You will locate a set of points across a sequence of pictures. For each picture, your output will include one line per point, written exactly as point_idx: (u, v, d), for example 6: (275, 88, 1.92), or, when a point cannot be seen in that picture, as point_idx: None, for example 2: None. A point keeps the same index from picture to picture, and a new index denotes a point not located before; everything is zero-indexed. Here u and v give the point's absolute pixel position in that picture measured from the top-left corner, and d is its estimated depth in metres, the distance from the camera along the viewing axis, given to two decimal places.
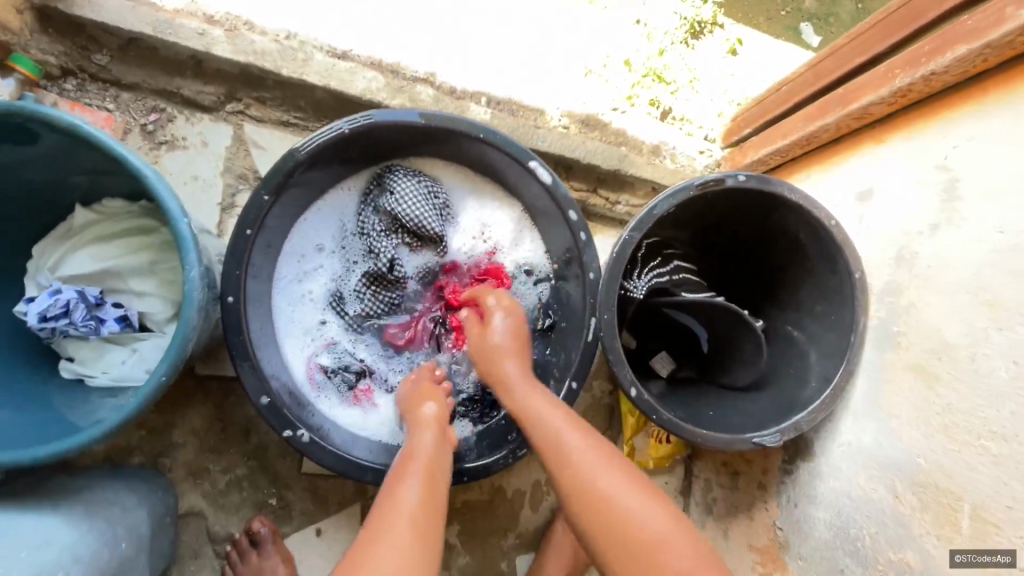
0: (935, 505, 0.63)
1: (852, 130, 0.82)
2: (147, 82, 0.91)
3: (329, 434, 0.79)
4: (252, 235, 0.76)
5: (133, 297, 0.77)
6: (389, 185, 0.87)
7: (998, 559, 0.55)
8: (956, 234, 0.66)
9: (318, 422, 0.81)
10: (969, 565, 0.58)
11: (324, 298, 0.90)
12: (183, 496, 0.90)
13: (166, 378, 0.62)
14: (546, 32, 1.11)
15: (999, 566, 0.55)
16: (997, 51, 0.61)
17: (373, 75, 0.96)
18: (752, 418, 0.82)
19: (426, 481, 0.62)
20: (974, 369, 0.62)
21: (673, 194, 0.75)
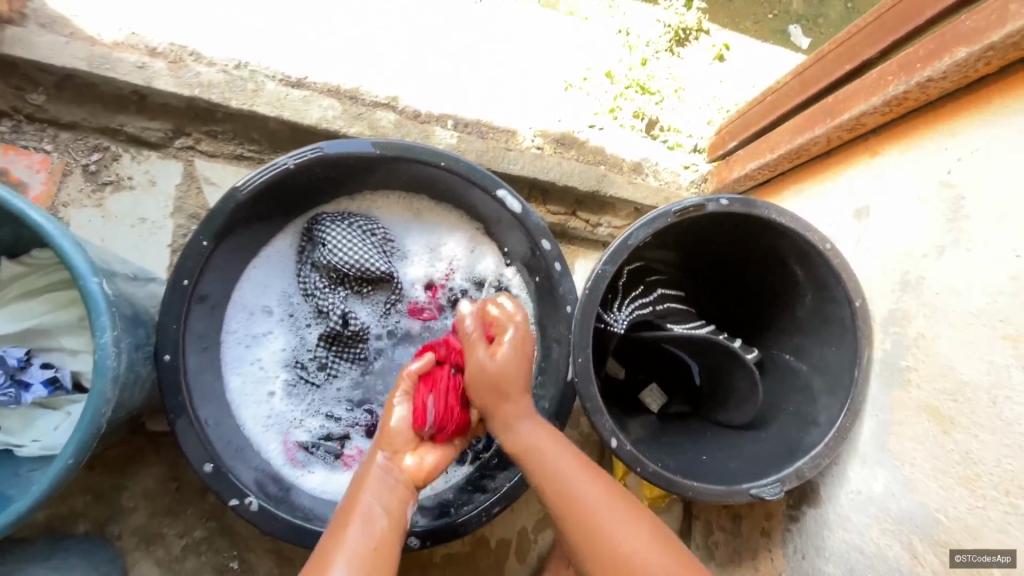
0: (956, 570, 0.55)
1: (848, 140, 0.75)
2: (87, 121, 0.85)
3: (306, 510, 0.72)
4: (190, 285, 0.69)
5: (65, 356, 0.70)
6: (321, 236, 0.80)
7: (998, 559, 0.52)
8: (966, 260, 0.59)
9: (308, 504, 0.73)
10: (969, 566, 0.54)
11: (278, 367, 0.81)
12: (135, 564, 0.83)
13: (75, 458, 0.55)
14: (517, 48, 1.05)
15: (999, 566, 0.51)
16: (1000, 54, 0.54)
17: (328, 103, 0.90)
18: (749, 465, 0.74)
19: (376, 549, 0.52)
20: (995, 414, 0.54)
21: (649, 222, 0.68)
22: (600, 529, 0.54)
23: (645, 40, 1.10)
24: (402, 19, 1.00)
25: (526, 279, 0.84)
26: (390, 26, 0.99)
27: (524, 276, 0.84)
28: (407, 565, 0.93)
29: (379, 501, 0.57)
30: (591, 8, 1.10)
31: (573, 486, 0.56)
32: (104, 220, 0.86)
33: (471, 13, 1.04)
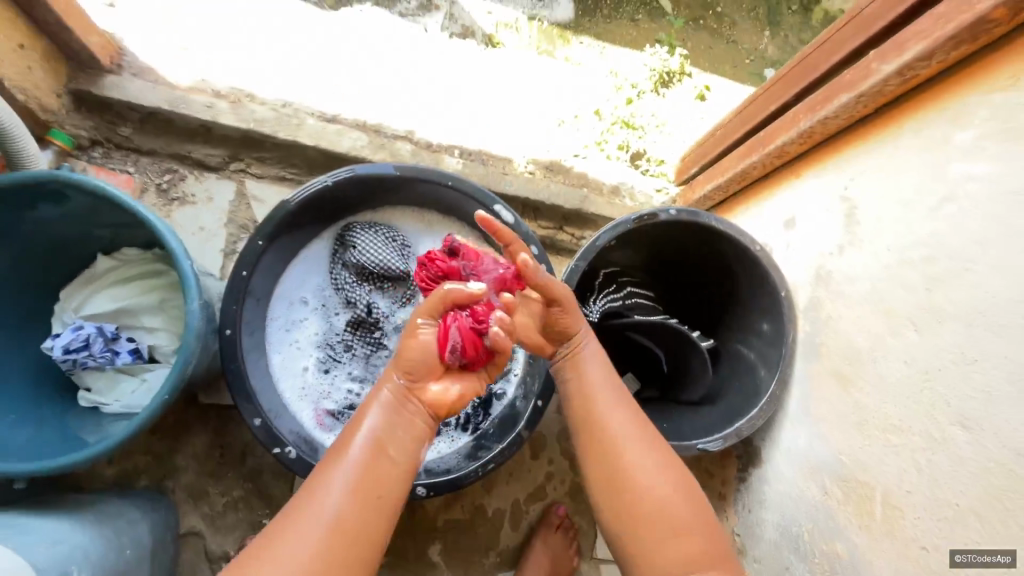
0: (954, 571, 0.56)
1: (778, 166, 0.93)
2: (163, 148, 1.05)
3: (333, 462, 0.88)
4: (247, 275, 0.86)
5: (145, 333, 0.87)
6: (352, 240, 0.98)
7: (998, 559, 0.53)
8: (857, 254, 0.76)
9: None
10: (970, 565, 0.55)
11: (312, 347, 0.99)
12: (184, 517, 0.97)
13: (167, 395, 0.71)
14: (514, 91, 1.25)
15: (1000, 567, 0.52)
16: (871, 98, 0.72)
17: (356, 135, 1.09)
18: (700, 428, 0.89)
19: (364, 474, 0.58)
20: (877, 371, 0.70)
21: (613, 227, 0.86)
22: (596, 415, 0.71)
23: (632, 82, 1.30)
24: (420, 68, 1.21)
25: None
26: (410, 73, 1.20)
27: None
28: (414, 529, 1.06)
29: (378, 433, 0.61)
30: (582, 56, 1.31)
31: (591, 374, 0.75)
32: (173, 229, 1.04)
33: (477, 61, 1.25)
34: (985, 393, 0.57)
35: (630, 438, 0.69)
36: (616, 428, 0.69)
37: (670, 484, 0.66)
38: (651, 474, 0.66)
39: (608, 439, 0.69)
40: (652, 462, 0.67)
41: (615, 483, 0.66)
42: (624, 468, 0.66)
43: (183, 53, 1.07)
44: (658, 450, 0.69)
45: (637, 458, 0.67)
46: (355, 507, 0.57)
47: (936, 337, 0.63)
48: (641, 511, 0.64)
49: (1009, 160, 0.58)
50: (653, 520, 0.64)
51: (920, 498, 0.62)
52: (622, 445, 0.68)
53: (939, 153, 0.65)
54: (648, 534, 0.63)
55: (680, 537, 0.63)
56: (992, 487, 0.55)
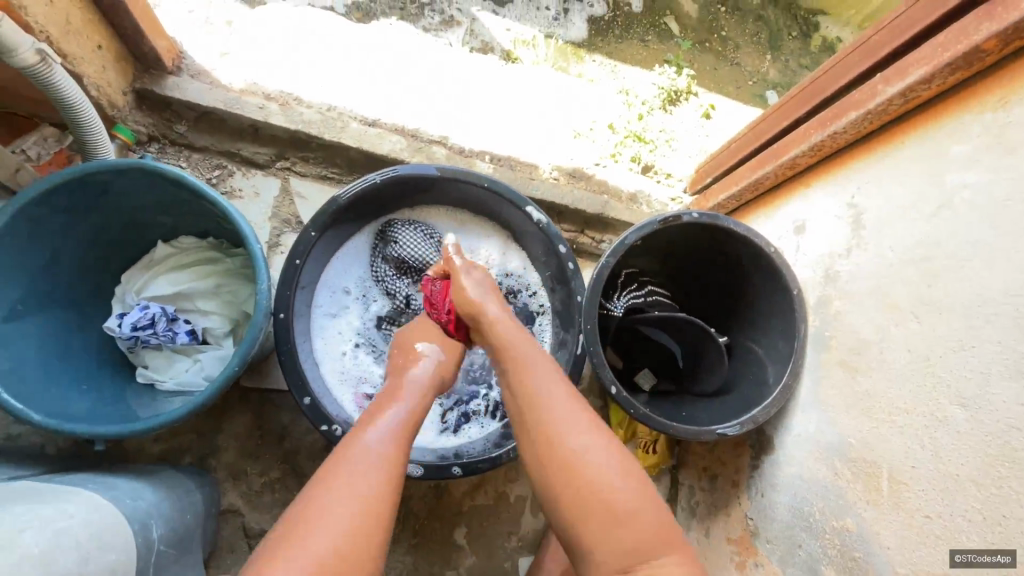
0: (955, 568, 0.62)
1: (789, 176, 1.01)
2: (214, 145, 1.12)
3: None
4: (300, 264, 0.93)
5: (199, 316, 0.93)
6: (393, 236, 1.05)
7: (998, 559, 0.58)
8: (863, 256, 0.83)
9: None
10: (970, 565, 0.60)
11: (352, 335, 1.05)
12: (224, 494, 1.02)
13: (237, 366, 0.78)
14: (537, 102, 1.34)
15: (999, 566, 0.58)
16: (876, 116, 0.81)
17: (396, 139, 1.17)
18: (717, 416, 0.96)
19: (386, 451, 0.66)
20: (881, 360, 0.77)
21: (640, 227, 0.93)
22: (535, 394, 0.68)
23: (642, 98, 1.39)
24: (452, 79, 1.29)
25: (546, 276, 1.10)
26: (442, 83, 1.28)
27: (543, 273, 1.10)
28: (440, 512, 1.11)
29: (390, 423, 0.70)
30: (596, 72, 1.40)
31: (522, 354, 0.72)
32: None
33: (501, 75, 1.33)
34: (981, 374, 0.64)
35: (571, 416, 0.65)
36: (556, 408, 0.66)
37: (612, 462, 0.63)
38: (588, 452, 0.63)
39: (545, 419, 0.66)
40: (593, 444, 0.63)
41: (555, 465, 0.63)
42: (563, 447, 0.63)
43: (227, 58, 1.15)
44: (597, 428, 0.66)
45: (575, 440, 0.64)
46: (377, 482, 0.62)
47: (935, 327, 0.70)
48: (581, 494, 0.61)
49: (998, 170, 0.66)
50: (598, 504, 0.60)
51: (923, 472, 0.68)
52: (558, 426, 0.65)
53: (937, 164, 0.74)
54: (596, 518, 0.60)
55: (625, 517, 0.60)
56: (989, 458, 0.61)
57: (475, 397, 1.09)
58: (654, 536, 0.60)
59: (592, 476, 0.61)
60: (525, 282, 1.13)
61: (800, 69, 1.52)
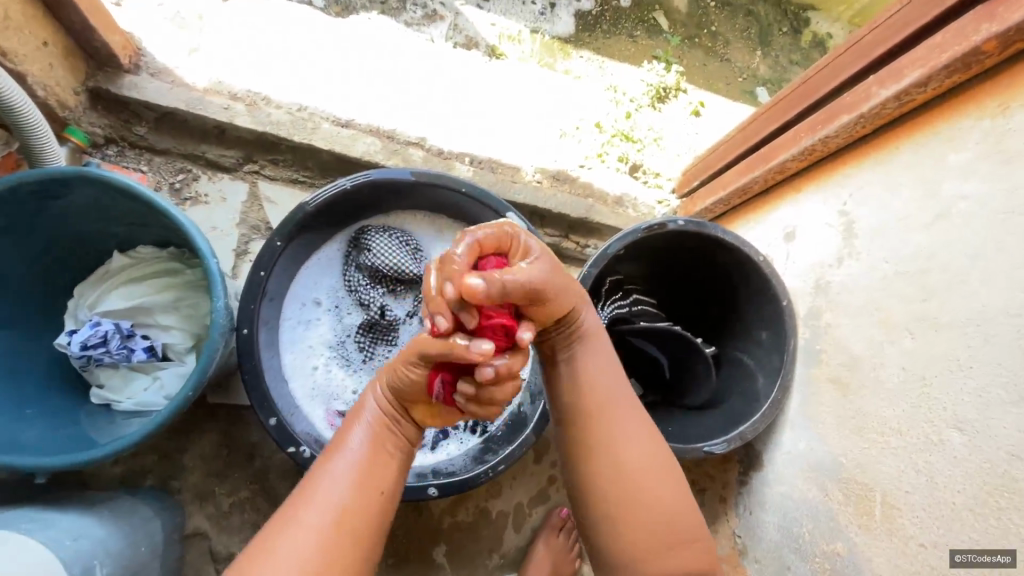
0: (954, 569, 0.59)
1: (778, 181, 0.97)
2: (176, 148, 1.06)
3: None
4: (264, 276, 0.88)
5: (158, 331, 0.88)
6: (367, 243, 1.00)
7: (998, 559, 0.55)
8: (856, 266, 0.80)
9: None
10: (970, 565, 0.58)
11: (324, 347, 1.00)
12: (190, 516, 0.97)
13: (192, 391, 0.72)
14: (521, 101, 1.29)
15: (999, 566, 0.55)
16: (869, 120, 0.77)
17: (371, 141, 1.12)
18: (704, 431, 0.93)
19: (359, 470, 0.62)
20: (875, 377, 0.73)
21: (623, 236, 0.89)
22: (609, 408, 0.66)
23: (630, 96, 1.35)
24: (431, 76, 1.24)
25: None
26: (420, 81, 1.23)
27: None
28: (420, 529, 1.07)
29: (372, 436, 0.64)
30: (582, 68, 1.35)
31: (590, 347, 0.68)
32: None
33: (484, 72, 1.28)
34: (979, 398, 0.60)
35: (638, 438, 0.66)
36: (627, 427, 0.66)
37: (667, 482, 0.66)
38: (653, 477, 0.65)
39: (617, 438, 0.65)
40: (647, 462, 0.65)
41: (619, 485, 0.64)
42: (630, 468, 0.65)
43: (195, 53, 1.09)
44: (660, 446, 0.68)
45: (631, 455, 0.65)
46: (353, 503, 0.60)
47: (930, 344, 0.67)
48: (641, 515, 0.64)
49: (999, 181, 0.62)
50: (644, 522, 0.64)
51: (917, 499, 0.65)
52: (615, 441, 0.65)
53: (934, 171, 0.70)
54: (641, 532, 0.64)
55: (666, 534, 0.64)
56: (988, 487, 0.58)
57: None
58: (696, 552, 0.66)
59: (643, 493, 0.64)
60: None
61: (790, 65, 1.48)
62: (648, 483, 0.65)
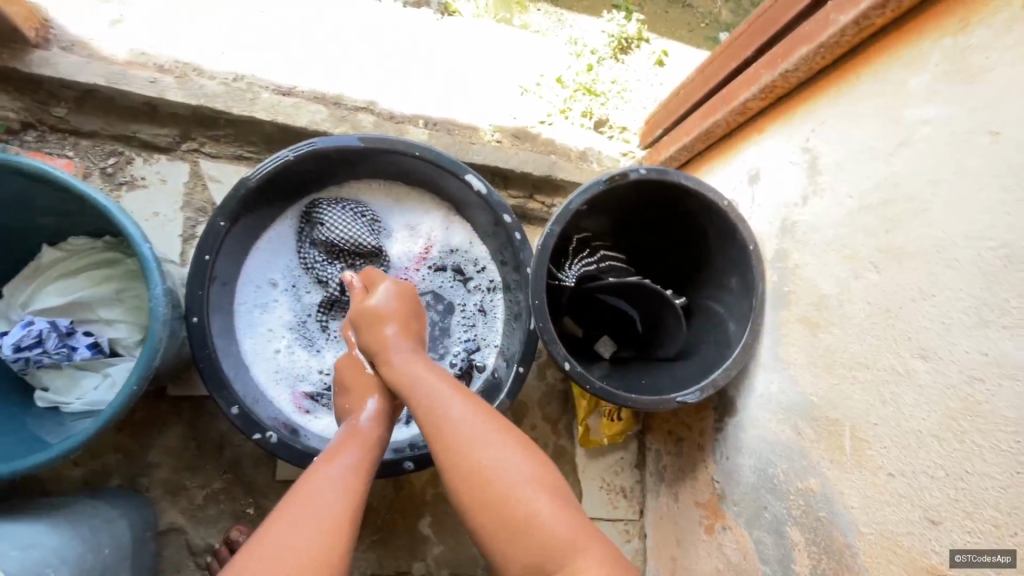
0: (955, 571, 0.55)
1: (741, 122, 0.94)
2: (104, 129, 0.98)
3: (315, 442, 0.87)
4: (210, 260, 0.83)
5: (102, 326, 0.83)
6: (320, 218, 0.96)
7: (998, 559, 0.52)
8: (820, 202, 0.78)
9: (320, 442, 0.87)
10: (971, 567, 0.54)
11: (284, 329, 0.96)
12: (163, 512, 0.95)
13: (138, 385, 0.67)
14: (477, 58, 1.23)
15: (1001, 567, 0.52)
16: (828, 50, 0.74)
17: (316, 108, 1.05)
18: (676, 382, 0.93)
19: (352, 474, 0.65)
20: (841, 312, 0.73)
21: (584, 189, 0.86)
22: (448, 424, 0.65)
23: (591, 48, 1.29)
24: (380, 38, 1.17)
25: (491, 247, 1.04)
26: (368, 43, 1.16)
27: (490, 245, 1.03)
28: (403, 503, 1.06)
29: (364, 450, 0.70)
30: (542, 22, 1.29)
31: (415, 379, 0.71)
32: None
33: (435, 31, 1.21)
34: (942, 324, 0.60)
35: (483, 438, 0.63)
36: (468, 433, 0.64)
37: (521, 474, 0.61)
38: (519, 470, 0.62)
39: (457, 447, 0.63)
40: (506, 456, 0.62)
41: (472, 491, 0.61)
42: (478, 466, 0.62)
43: (121, 24, 1.01)
44: (508, 439, 0.64)
45: (491, 455, 0.62)
46: (344, 504, 0.61)
47: (893, 276, 0.66)
48: (499, 512, 0.59)
49: (958, 101, 0.60)
50: (516, 518, 0.59)
51: (885, 429, 0.65)
52: (473, 443, 0.63)
53: (893, 98, 0.68)
54: (514, 533, 0.59)
55: (542, 528, 0.58)
56: (951, 412, 0.58)
57: None
58: (562, 543, 0.58)
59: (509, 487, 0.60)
60: (473, 254, 1.06)
61: (752, 7, 1.43)
62: (515, 474, 0.61)
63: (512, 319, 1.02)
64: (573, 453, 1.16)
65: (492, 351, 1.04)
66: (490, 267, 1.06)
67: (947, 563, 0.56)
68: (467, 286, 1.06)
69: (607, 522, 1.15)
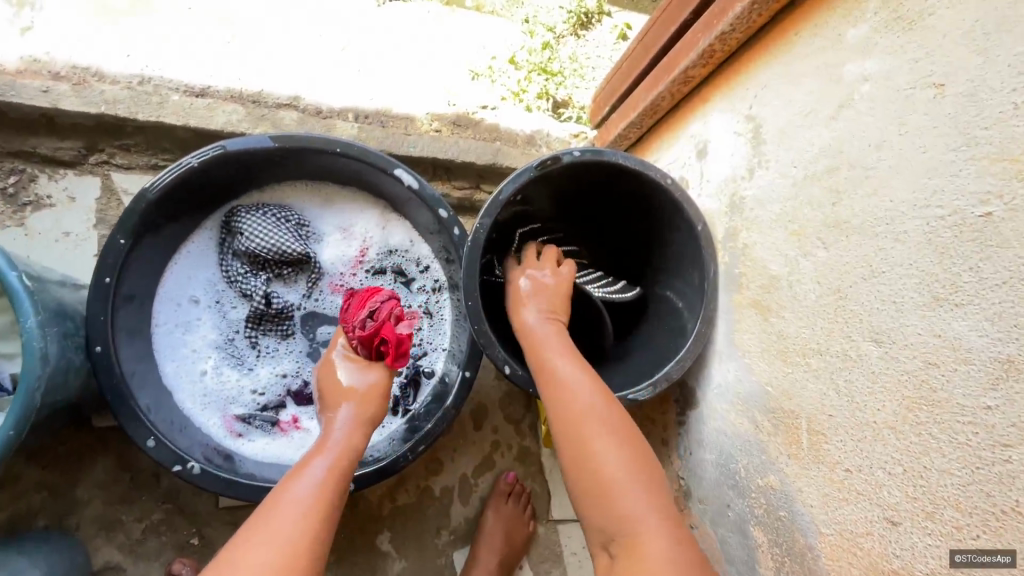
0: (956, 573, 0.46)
1: (687, 92, 0.87)
2: (0, 146, 0.91)
3: (244, 468, 0.81)
4: (112, 282, 0.76)
5: (3, 361, 0.76)
6: (239, 226, 0.89)
7: (998, 560, 0.43)
8: (766, 175, 0.71)
9: (251, 468, 0.82)
10: (971, 568, 0.45)
11: (210, 349, 0.90)
12: (97, 550, 0.89)
13: (15, 430, 0.62)
14: (421, 44, 1.15)
15: (999, 569, 0.43)
16: (764, 5, 0.67)
17: (232, 108, 0.97)
18: (631, 377, 0.85)
19: (327, 488, 0.57)
20: (793, 295, 0.67)
21: (514, 177, 0.79)
22: (563, 404, 0.62)
23: (547, 26, 1.22)
24: (316, 30, 1.09)
25: (431, 245, 0.97)
26: (300, 35, 1.08)
27: (430, 243, 0.96)
28: (359, 519, 1.01)
29: (339, 461, 0.60)
30: (497, 1, 1.21)
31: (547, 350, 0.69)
32: (29, 237, 0.92)
33: (376, 19, 1.13)
34: (893, 303, 0.53)
35: (598, 427, 0.58)
36: (579, 409, 0.60)
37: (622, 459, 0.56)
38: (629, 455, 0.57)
39: (573, 419, 0.60)
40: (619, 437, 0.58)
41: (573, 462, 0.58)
42: (585, 440, 0.58)
43: (30, 33, 0.94)
44: (626, 434, 0.59)
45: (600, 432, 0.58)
46: (311, 527, 0.53)
47: (842, 252, 0.60)
48: (598, 490, 0.55)
49: (899, 53, 0.54)
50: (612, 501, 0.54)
51: (840, 421, 0.59)
52: (578, 418, 0.60)
53: (833, 55, 0.61)
54: (607, 517, 0.54)
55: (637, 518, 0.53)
56: (907, 400, 0.52)
57: None
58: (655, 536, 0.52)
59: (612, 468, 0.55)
60: (412, 252, 0.99)
61: None
62: (620, 458, 0.56)
63: (458, 320, 0.96)
64: (538, 454, 1.11)
65: (438, 354, 0.98)
66: (432, 266, 0.99)
67: (910, 567, 0.51)
68: (409, 287, 0.99)
69: (578, 522, 1.10)
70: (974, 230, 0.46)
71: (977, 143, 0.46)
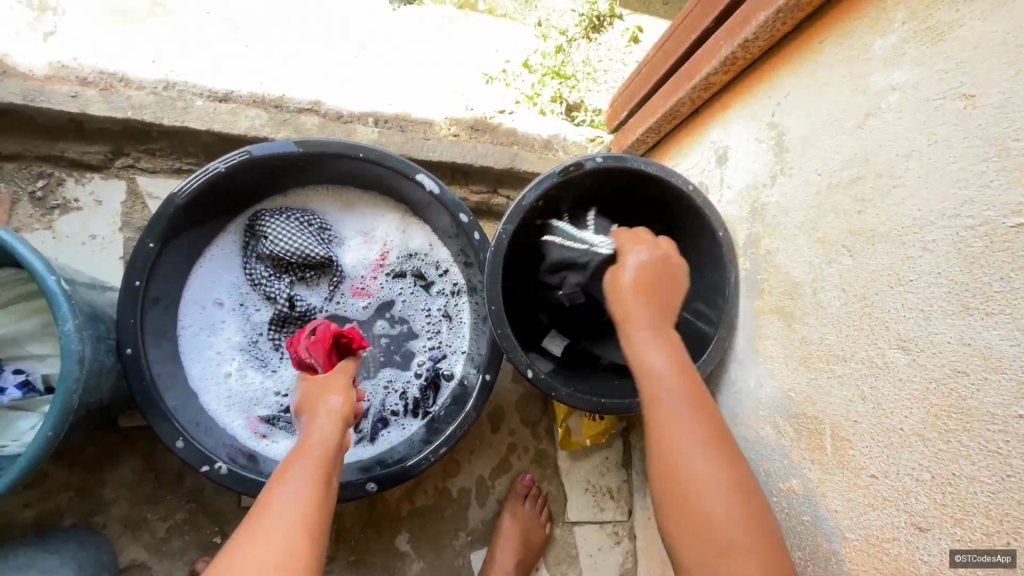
0: (954, 572, 0.49)
1: (708, 97, 0.87)
2: (28, 151, 0.93)
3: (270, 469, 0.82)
4: (142, 285, 0.78)
5: (35, 362, 0.78)
6: (263, 230, 0.90)
7: (996, 559, 0.46)
8: (789, 182, 0.72)
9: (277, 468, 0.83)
10: (968, 568, 0.48)
11: (235, 351, 0.91)
12: (123, 549, 0.90)
13: (52, 431, 0.63)
14: (436, 49, 1.16)
15: (997, 568, 0.46)
16: (789, 13, 0.67)
17: (255, 113, 0.99)
18: None
19: (308, 501, 0.53)
20: (816, 301, 0.67)
21: (537, 183, 0.80)
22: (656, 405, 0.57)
23: (560, 30, 1.23)
24: (333, 35, 1.10)
25: (451, 248, 0.98)
26: (319, 40, 1.09)
27: (450, 247, 0.97)
28: (379, 520, 1.03)
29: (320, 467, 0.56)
30: (510, 5, 1.22)
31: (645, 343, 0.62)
32: (58, 240, 0.93)
33: (391, 23, 1.14)
34: (921, 312, 0.54)
35: (688, 429, 0.54)
36: (671, 414, 0.56)
37: (713, 472, 0.52)
38: (718, 466, 0.53)
39: (668, 422, 0.55)
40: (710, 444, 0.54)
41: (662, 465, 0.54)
42: (676, 444, 0.54)
43: (53, 38, 0.95)
44: (721, 444, 0.54)
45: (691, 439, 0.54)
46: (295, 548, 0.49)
47: (868, 260, 0.60)
48: (680, 496, 0.52)
49: (928, 63, 0.54)
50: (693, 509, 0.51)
51: (865, 427, 0.60)
52: (673, 420, 0.55)
53: (860, 64, 0.62)
54: (686, 523, 0.52)
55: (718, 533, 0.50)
56: (935, 408, 0.52)
57: (392, 398, 0.96)
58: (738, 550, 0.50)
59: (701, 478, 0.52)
60: (432, 256, 1.00)
61: None
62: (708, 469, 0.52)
63: (478, 323, 0.97)
64: (554, 456, 1.12)
65: (457, 357, 0.98)
66: (452, 270, 1.00)
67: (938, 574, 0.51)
68: (429, 291, 1.00)
69: (594, 524, 1.11)
70: (1004, 240, 0.47)
71: (1008, 154, 0.47)
